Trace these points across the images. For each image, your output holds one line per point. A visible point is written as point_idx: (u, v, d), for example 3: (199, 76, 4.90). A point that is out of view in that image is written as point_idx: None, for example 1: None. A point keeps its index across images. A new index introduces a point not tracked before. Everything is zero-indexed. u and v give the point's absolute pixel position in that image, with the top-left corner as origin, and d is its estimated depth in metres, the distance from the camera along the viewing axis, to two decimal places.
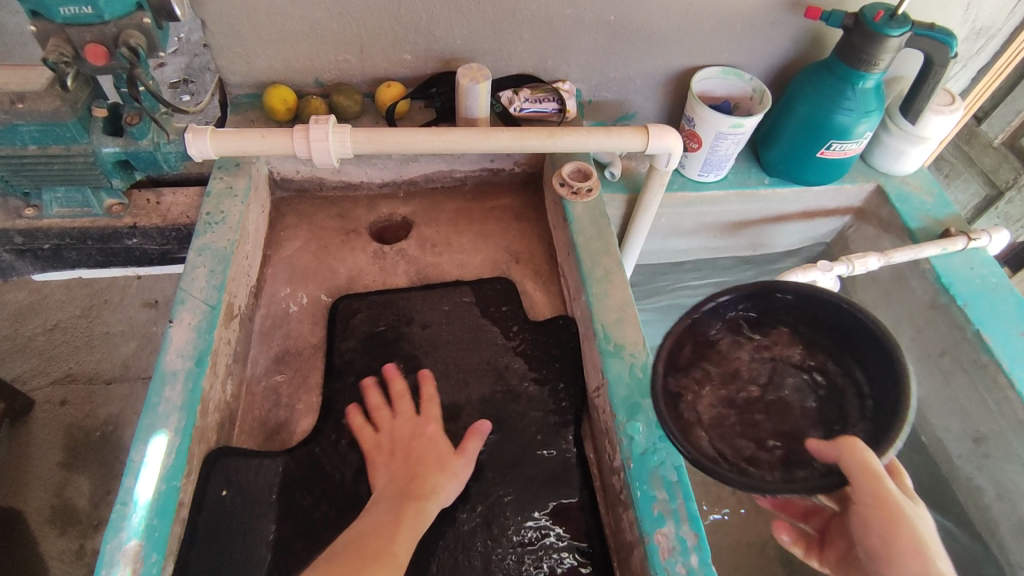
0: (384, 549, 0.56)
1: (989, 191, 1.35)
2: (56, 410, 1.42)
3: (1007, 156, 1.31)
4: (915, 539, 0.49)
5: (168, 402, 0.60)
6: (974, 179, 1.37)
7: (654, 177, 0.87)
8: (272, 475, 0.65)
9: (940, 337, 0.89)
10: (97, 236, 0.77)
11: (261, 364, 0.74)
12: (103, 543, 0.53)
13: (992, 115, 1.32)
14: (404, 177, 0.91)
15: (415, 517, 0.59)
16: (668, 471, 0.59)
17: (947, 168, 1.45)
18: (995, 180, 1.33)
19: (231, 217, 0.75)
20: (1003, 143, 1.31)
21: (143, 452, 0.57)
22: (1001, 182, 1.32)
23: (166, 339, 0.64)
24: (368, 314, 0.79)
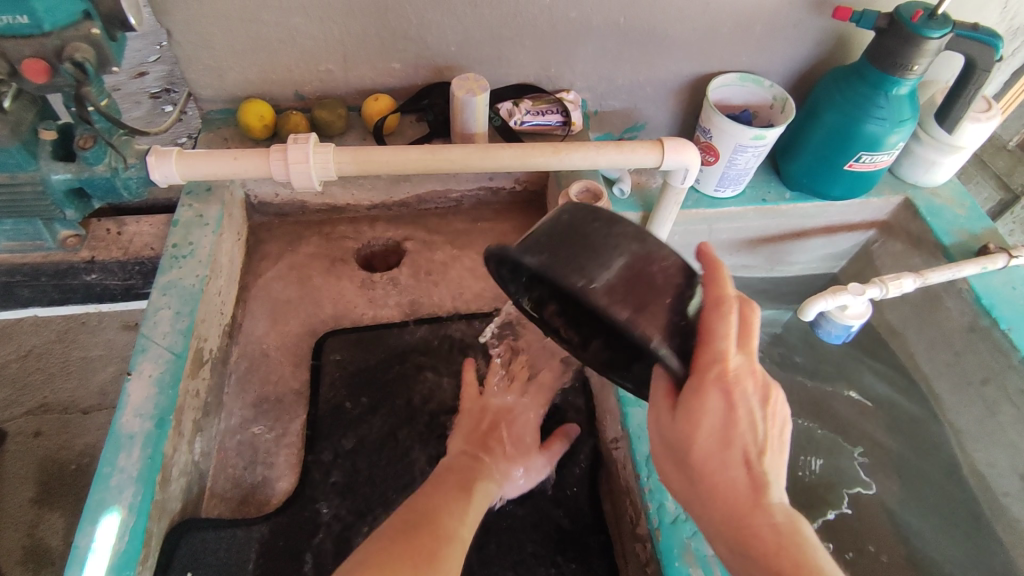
0: (447, 528, 0.52)
1: (1002, 195, 1.21)
2: (29, 442, 1.33)
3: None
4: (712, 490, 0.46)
5: (123, 473, 0.51)
6: (987, 183, 1.24)
7: (669, 195, 0.80)
8: (246, 550, 0.58)
9: (981, 363, 0.82)
10: (50, 272, 0.69)
11: (236, 414, 0.66)
12: None
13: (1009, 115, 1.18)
14: (394, 198, 0.83)
15: (483, 498, 0.58)
16: (702, 542, 0.51)
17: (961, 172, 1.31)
18: (1009, 184, 1.20)
19: (200, 250, 0.67)
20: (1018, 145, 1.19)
21: (91, 536, 0.48)
22: (1016, 185, 1.18)
23: (124, 395, 0.55)
24: (357, 355, 0.71)
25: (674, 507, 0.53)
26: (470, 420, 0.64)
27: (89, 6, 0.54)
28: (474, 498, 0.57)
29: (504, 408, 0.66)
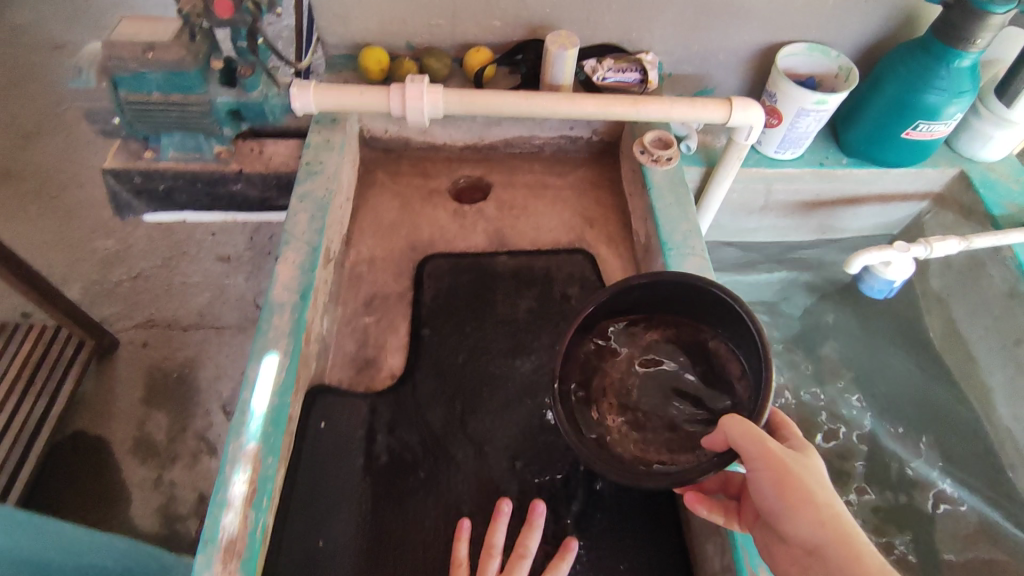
0: None
1: None
2: (138, 350, 1.60)
3: None
4: (807, 489, 0.48)
5: (277, 328, 0.65)
6: None
7: (732, 149, 0.88)
8: (365, 412, 0.71)
9: (1016, 326, 0.88)
10: (206, 179, 0.83)
11: (350, 307, 0.79)
12: (226, 444, 0.58)
13: None
14: (485, 140, 0.94)
15: None
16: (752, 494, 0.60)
17: None
18: None
19: (329, 167, 0.81)
20: None
21: (257, 369, 0.62)
22: None
23: (274, 273, 0.70)
24: (453, 272, 0.83)
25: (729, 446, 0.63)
26: None
27: None
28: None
29: None
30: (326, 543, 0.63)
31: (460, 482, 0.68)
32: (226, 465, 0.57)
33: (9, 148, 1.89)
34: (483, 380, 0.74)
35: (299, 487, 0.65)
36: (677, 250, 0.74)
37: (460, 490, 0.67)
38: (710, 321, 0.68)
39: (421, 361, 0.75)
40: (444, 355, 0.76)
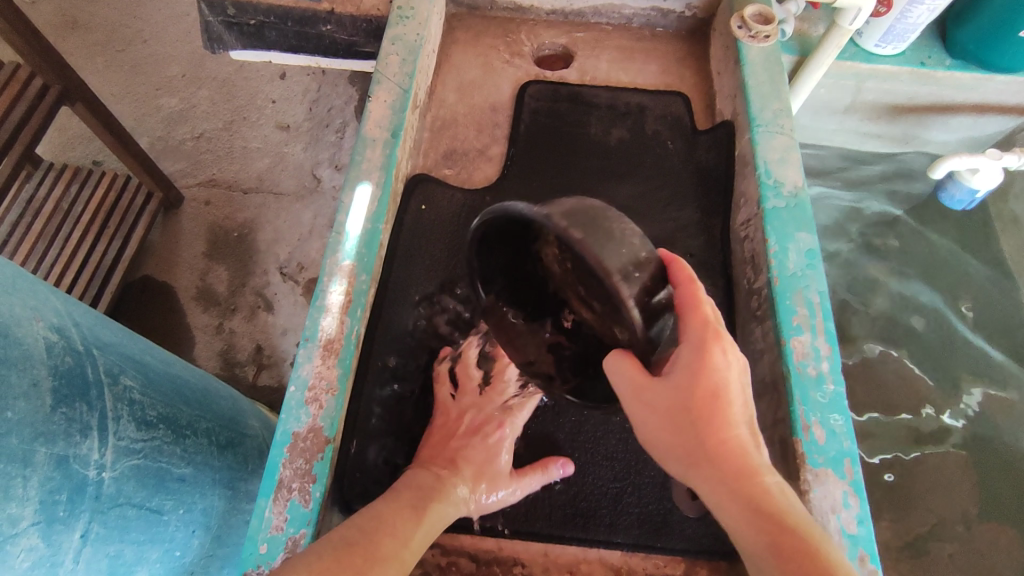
0: (393, 549, 0.49)
1: None
2: (202, 208, 1.66)
3: None
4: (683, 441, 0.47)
5: (370, 161, 0.68)
6: None
7: (833, 35, 0.84)
8: (458, 204, 0.75)
9: None
10: (298, 17, 0.83)
11: (432, 158, 0.81)
12: (323, 259, 0.61)
13: None
14: (572, 6, 0.92)
15: (435, 519, 0.55)
16: (824, 383, 0.57)
17: None
18: None
19: (420, 14, 0.80)
20: None
21: (351, 196, 0.65)
22: None
23: (367, 111, 0.71)
24: (551, 97, 0.86)
25: (802, 314, 0.60)
26: (441, 432, 0.62)
27: None
28: (426, 520, 0.54)
29: (480, 424, 0.63)
30: (421, 297, 0.68)
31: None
32: (323, 277, 0.60)
33: None
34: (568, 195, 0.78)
35: (401, 250, 0.70)
36: (765, 127, 0.73)
37: None
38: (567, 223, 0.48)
39: (511, 172, 0.80)
40: (535, 175, 0.80)
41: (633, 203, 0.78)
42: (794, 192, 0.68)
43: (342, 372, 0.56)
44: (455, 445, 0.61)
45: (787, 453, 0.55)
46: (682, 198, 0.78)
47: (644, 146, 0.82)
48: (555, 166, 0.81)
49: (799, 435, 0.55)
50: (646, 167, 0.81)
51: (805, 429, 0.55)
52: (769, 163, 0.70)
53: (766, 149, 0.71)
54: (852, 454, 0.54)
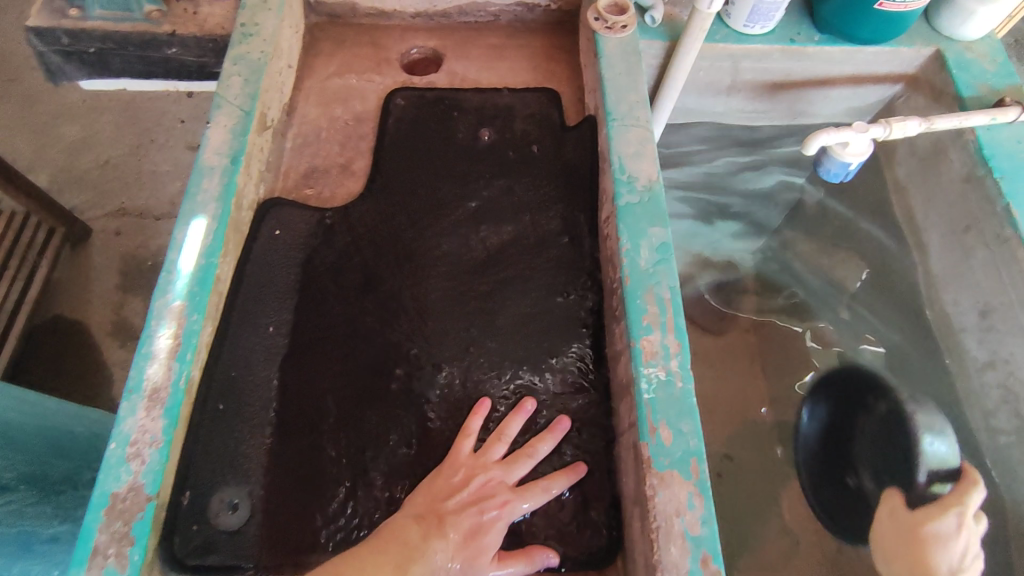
0: None
1: None
2: (112, 238, 1.59)
3: None
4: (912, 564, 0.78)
5: (206, 192, 0.65)
6: None
7: (695, 19, 0.83)
8: (313, 225, 0.72)
9: (967, 212, 0.88)
10: (137, 42, 0.79)
11: (291, 177, 0.78)
12: (152, 301, 0.58)
13: None
14: (436, 8, 0.89)
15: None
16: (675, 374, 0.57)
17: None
18: None
19: (265, 30, 0.77)
20: None
21: (185, 232, 0.62)
22: None
23: (205, 138, 0.68)
24: (416, 103, 0.84)
25: (651, 310, 0.60)
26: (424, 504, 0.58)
27: None
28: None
29: (481, 494, 0.59)
30: (275, 328, 0.65)
31: (401, 284, 0.70)
32: (152, 322, 0.57)
33: None
34: (433, 202, 0.76)
35: (250, 278, 0.67)
36: (619, 120, 0.71)
37: (401, 297, 0.69)
38: (413, 383, 0.65)
39: (375, 184, 0.77)
40: (400, 185, 0.77)
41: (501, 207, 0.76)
42: (648, 186, 0.67)
43: (167, 422, 0.53)
44: (446, 508, 0.58)
45: (638, 457, 0.55)
46: (552, 196, 0.76)
47: (512, 144, 0.80)
48: (420, 175, 0.78)
49: (643, 435, 0.55)
50: (514, 168, 0.79)
51: (651, 429, 0.55)
52: (624, 158, 0.69)
53: (620, 144, 0.70)
54: (697, 453, 0.54)
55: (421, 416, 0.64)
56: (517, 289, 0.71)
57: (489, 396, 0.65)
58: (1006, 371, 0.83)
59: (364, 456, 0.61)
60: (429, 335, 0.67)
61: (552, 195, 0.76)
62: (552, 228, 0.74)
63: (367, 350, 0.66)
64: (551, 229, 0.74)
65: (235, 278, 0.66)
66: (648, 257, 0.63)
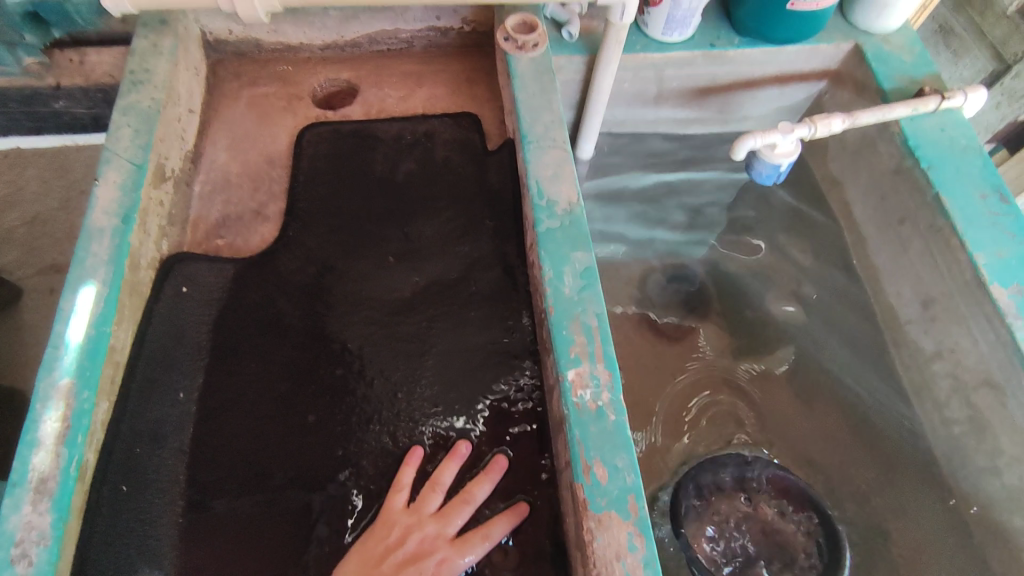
0: None
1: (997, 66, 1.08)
2: (43, 296, 1.49)
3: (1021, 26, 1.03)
4: None
5: (96, 256, 0.60)
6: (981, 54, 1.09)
7: (609, 32, 0.81)
8: (225, 278, 0.68)
9: (901, 204, 0.87)
10: (18, 98, 0.75)
11: (200, 228, 0.73)
12: (36, 381, 0.53)
13: None
14: (346, 38, 0.86)
15: None
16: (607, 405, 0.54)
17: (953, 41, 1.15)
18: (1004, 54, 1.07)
19: (157, 75, 0.72)
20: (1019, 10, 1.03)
21: (74, 300, 0.57)
22: (1010, 55, 1.06)
23: (93, 197, 0.63)
24: (331, 139, 0.80)
25: (579, 339, 0.57)
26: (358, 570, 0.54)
27: None
28: None
29: (420, 549, 0.55)
30: (185, 394, 0.60)
31: (323, 332, 0.66)
32: (37, 404, 0.52)
33: None
34: (354, 242, 0.72)
35: (155, 342, 0.62)
36: (536, 142, 0.69)
37: (324, 346, 0.65)
38: (341, 438, 0.61)
39: (291, 228, 0.73)
40: (318, 227, 0.73)
41: (425, 241, 0.73)
42: (569, 208, 0.65)
43: (57, 516, 0.48)
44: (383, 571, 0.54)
45: (576, 500, 0.52)
46: (477, 225, 0.73)
47: (433, 174, 0.78)
48: (338, 215, 0.74)
49: (579, 475, 0.52)
50: (437, 199, 0.76)
51: (585, 468, 0.51)
52: (541, 181, 0.66)
53: (539, 167, 0.67)
54: (635, 489, 0.50)
55: (351, 476, 0.59)
56: (446, 326, 0.67)
57: (422, 444, 0.61)
58: (953, 362, 0.81)
59: (291, 523, 0.57)
60: (354, 385, 0.63)
61: (478, 224, 0.74)
62: (478, 258, 0.71)
63: (288, 407, 0.61)
64: (477, 260, 0.71)
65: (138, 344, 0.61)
66: (572, 284, 0.60)
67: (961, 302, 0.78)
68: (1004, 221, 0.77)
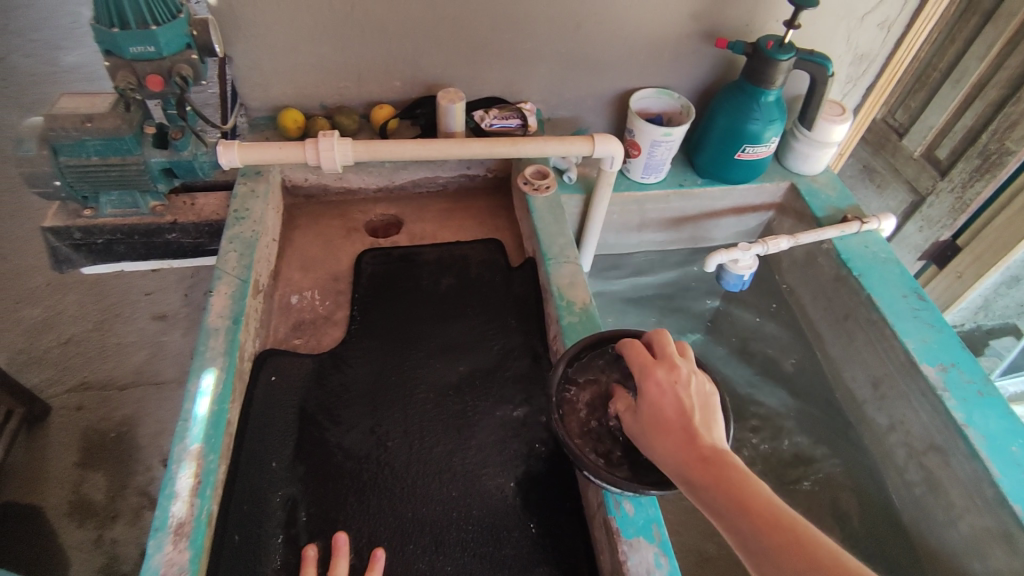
0: None
1: (914, 197, 1.64)
2: (73, 414, 1.56)
3: (925, 166, 1.59)
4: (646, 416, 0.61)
5: (214, 348, 0.75)
6: (901, 188, 1.67)
7: (603, 177, 1.05)
8: (304, 368, 0.83)
9: (844, 304, 1.08)
10: (143, 231, 0.93)
11: (281, 330, 0.89)
12: (171, 447, 0.66)
13: (911, 132, 1.62)
14: (395, 183, 1.08)
15: None
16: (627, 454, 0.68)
17: (879, 180, 1.76)
18: (918, 187, 1.62)
19: (254, 213, 0.92)
20: (922, 155, 1.61)
21: (198, 383, 0.72)
22: (923, 188, 1.60)
23: (209, 305, 0.80)
24: (385, 261, 0.99)
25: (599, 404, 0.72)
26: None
27: (190, 40, 0.80)
28: None
29: None
30: (278, 463, 0.74)
31: (387, 410, 0.80)
32: (172, 464, 0.65)
33: None
34: (406, 338, 0.89)
35: (254, 420, 0.76)
36: (555, 259, 0.89)
37: (387, 421, 0.79)
38: (409, 493, 0.73)
39: (356, 328, 0.90)
40: (376, 327, 0.90)
41: (465, 336, 0.90)
42: (585, 308, 0.83)
43: (193, 553, 0.60)
44: None
45: (609, 532, 0.64)
46: (507, 323, 0.91)
47: (469, 284, 0.96)
48: (392, 317, 0.92)
49: (609, 506, 0.65)
50: (474, 304, 0.94)
51: (614, 502, 0.65)
52: (562, 287, 0.85)
53: (558, 278, 0.86)
54: (656, 519, 0.64)
55: (413, 526, 0.71)
56: (487, 402, 0.82)
57: (474, 501, 0.73)
58: (904, 430, 0.97)
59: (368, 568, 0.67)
60: (414, 451, 0.76)
61: (508, 322, 0.91)
62: (511, 349, 0.88)
63: (361, 471, 0.74)
64: (508, 350, 0.88)
65: (241, 421, 0.75)
66: None
67: (901, 380, 0.96)
68: (924, 314, 0.97)
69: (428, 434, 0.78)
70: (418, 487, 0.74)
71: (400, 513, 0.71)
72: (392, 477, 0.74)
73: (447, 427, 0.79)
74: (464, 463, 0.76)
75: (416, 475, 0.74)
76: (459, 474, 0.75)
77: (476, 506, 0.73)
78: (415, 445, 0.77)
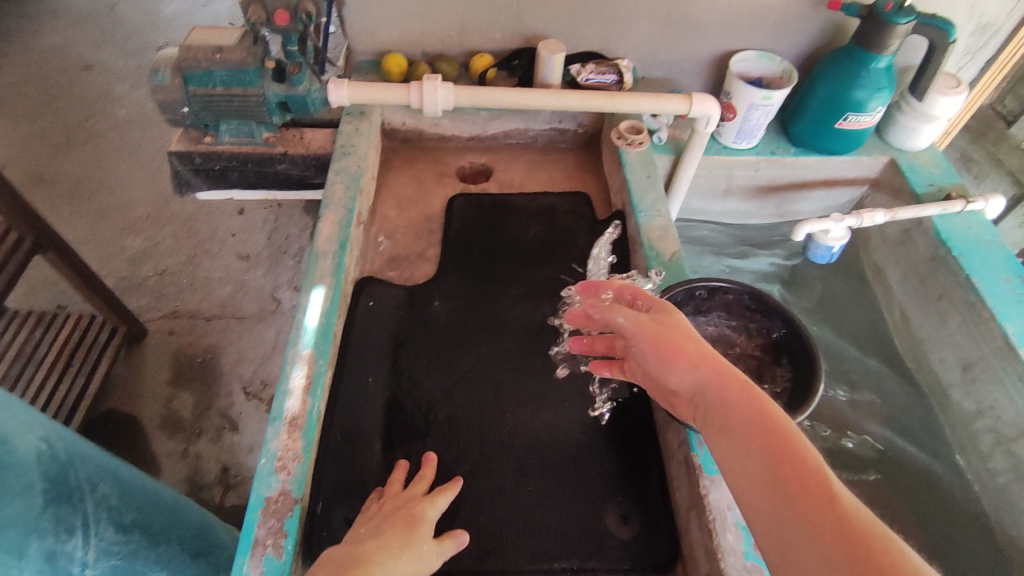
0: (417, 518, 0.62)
1: None
2: (165, 337, 1.69)
3: None
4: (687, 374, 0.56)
5: (323, 269, 0.81)
6: None
7: (695, 138, 1.04)
8: (398, 296, 0.88)
9: (937, 285, 1.04)
10: (256, 159, 0.99)
11: (378, 262, 0.94)
12: (285, 351, 0.72)
13: None
14: (487, 132, 1.11)
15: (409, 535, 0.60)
16: None
17: None
18: None
19: (359, 149, 0.97)
20: None
21: (308, 297, 0.77)
22: None
23: (318, 229, 0.85)
24: (475, 205, 1.02)
25: None
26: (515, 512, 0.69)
27: None
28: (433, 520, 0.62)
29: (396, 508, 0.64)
30: (374, 379, 0.79)
31: (475, 342, 0.84)
32: (286, 366, 0.71)
33: (42, 158, 2.05)
34: (494, 278, 0.92)
35: (354, 339, 0.82)
36: (645, 211, 0.90)
37: (475, 352, 0.83)
38: (496, 420, 0.77)
39: (447, 265, 0.94)
40: (466, 266, 0.94)
41: (551, 281, 0.92)
42: (674, 260, 0.84)
43: (305, 442, 0.65)
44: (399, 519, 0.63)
45: (690, 466, 0.66)
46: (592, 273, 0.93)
47: (556, 234, 0.99)
48: (481, 258, 0.95)
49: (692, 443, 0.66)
50: (561, 252, 0.96)
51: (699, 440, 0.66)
52: (651, 239, 0.86)
53: (648, 231, 0.87)
54: None
55: (497, 449, 0.75)
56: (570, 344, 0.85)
57: (554, 433, 0.76)
58: (993, 417, 0.94)
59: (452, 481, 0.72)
60: (501, 383, 0.80)
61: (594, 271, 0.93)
62: None
63: (450, 396, 0.79)
64: None
65: (343, 339, 0.81)
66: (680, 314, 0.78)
67: (996, 363, 0.93)
68: None
69: (513, 369, 0.82)
70: (503, 416, 0.77)
71: (484, 436, 0.76)
72: (479, 404, 0.78)
73: (532, 364, 0.82)
74: (546, 397, 0.79)
75: (500, 405, 0.78)
76: (542, 408, 0.78)
77: (556, 437, 0.76)
78: (501, 378, 0.81)
